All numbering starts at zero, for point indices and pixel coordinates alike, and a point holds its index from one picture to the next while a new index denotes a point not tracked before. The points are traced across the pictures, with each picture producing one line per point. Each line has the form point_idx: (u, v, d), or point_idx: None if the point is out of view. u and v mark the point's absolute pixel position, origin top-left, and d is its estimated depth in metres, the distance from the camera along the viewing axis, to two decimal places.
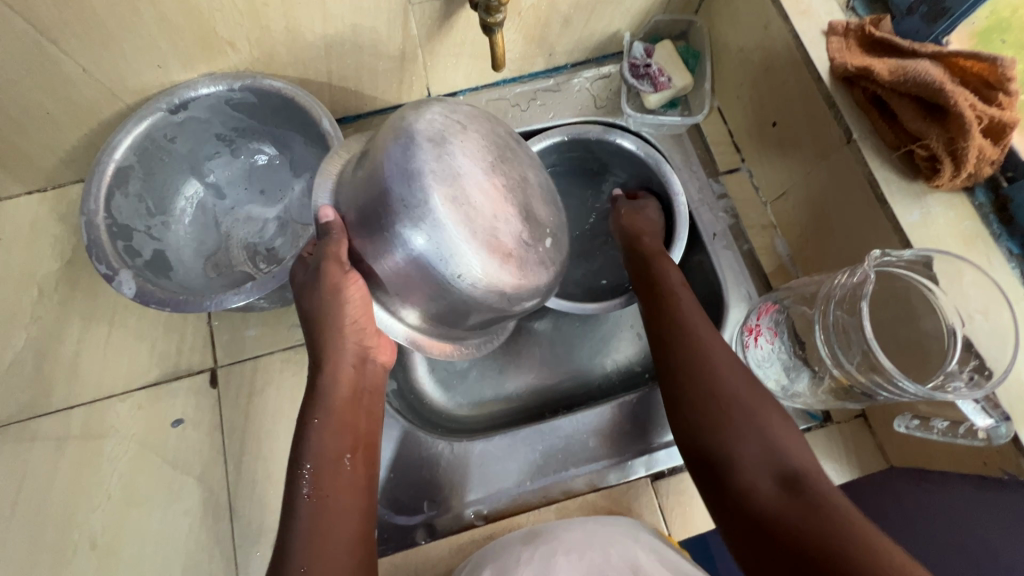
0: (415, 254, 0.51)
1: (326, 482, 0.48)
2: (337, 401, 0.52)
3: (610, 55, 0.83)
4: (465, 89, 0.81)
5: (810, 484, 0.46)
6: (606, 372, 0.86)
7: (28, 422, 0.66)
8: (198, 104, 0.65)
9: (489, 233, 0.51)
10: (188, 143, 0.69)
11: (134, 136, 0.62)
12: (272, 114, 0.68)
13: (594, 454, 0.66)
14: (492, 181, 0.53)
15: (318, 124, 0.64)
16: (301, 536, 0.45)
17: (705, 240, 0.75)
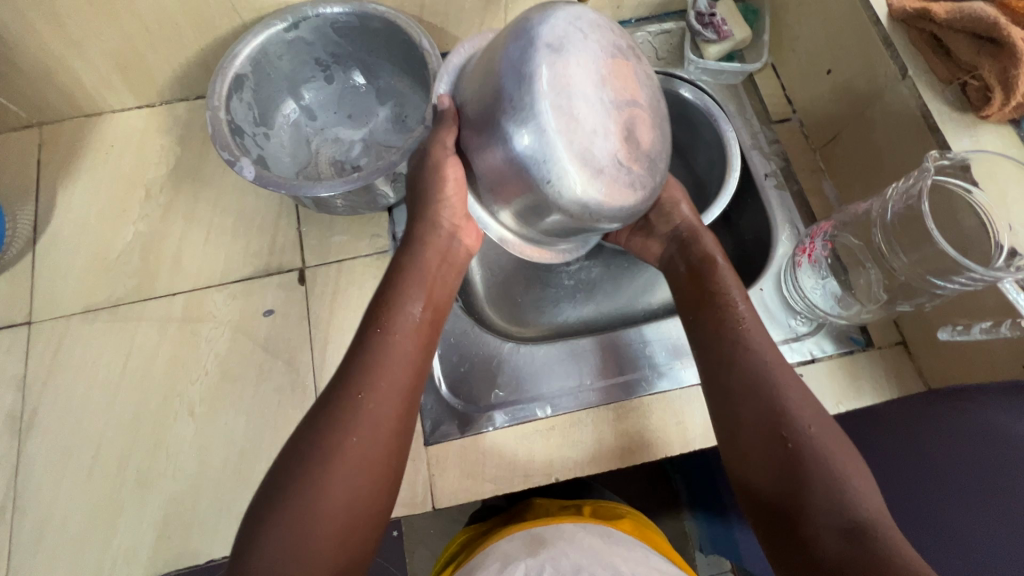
0: (534, 161, 0.53)
1: (402, 329, 0.56)
2: (423, 268, 0.60)
3: (673, 12, 0.89)
4: None
5: (837, 472, 0.48)
6: (651, 307, 0.91)
7: (135, 304, 0.73)
8: (308, 25, 0.72)
9: (612, 159, 0.54)
10: (292, 63, 0.76)
11: (252, 47, 0.69)
12: (370, 40, 0.75)
13: (651, 361, 0.71)
14: (618, 98, 0.54)
15: (416, 45, 0.70)
16: (370, 368, 0.52)
17: (756, 180, 0.80)
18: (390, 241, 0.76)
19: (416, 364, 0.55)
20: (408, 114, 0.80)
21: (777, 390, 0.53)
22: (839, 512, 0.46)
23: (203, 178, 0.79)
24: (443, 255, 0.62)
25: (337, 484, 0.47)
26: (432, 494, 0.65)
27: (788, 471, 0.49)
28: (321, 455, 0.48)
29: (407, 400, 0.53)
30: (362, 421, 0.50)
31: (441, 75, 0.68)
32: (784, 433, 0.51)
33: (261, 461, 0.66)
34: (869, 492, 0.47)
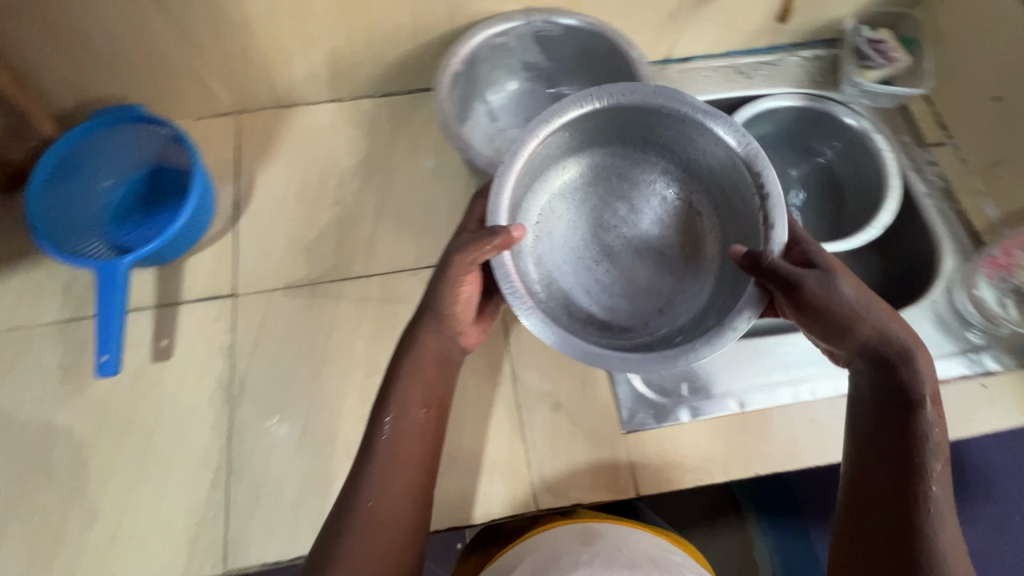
0: (693, 200, 0.69)
1: (396, 427, 0.57)
2: (418, 365, 0.59)
3: (822, 40, 0.94)
4: (698, 56, 0.93)
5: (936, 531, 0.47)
6: None
7: (333, 284, 0.76)
8: (515, 32, 0.77)
9: (680, 227, 0.70)
10: (489, 66, 0.81)
11: (468, 49, 0.75)
12: (566, 50, 0.80)
13: (838, 363, 0.73)
14: (621, 200, 0.71)
15: (622, 55, 0.74)
16: (379, 476, 0.55)
17: (918, 198, 0.84)
18: None
19: (431, 445, 0.58)
20: None
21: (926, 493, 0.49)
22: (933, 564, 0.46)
23: (391, 169, 0.83)
24: (440, 352, 0.60)
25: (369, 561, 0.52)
26: (635, 481, 0.66)
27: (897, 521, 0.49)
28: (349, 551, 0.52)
29: (425, 495, 0.57)
30: (387, 521, 0.54)
31: (650, 82, 0.72)
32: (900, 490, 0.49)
33: (465, 439, 0.68)
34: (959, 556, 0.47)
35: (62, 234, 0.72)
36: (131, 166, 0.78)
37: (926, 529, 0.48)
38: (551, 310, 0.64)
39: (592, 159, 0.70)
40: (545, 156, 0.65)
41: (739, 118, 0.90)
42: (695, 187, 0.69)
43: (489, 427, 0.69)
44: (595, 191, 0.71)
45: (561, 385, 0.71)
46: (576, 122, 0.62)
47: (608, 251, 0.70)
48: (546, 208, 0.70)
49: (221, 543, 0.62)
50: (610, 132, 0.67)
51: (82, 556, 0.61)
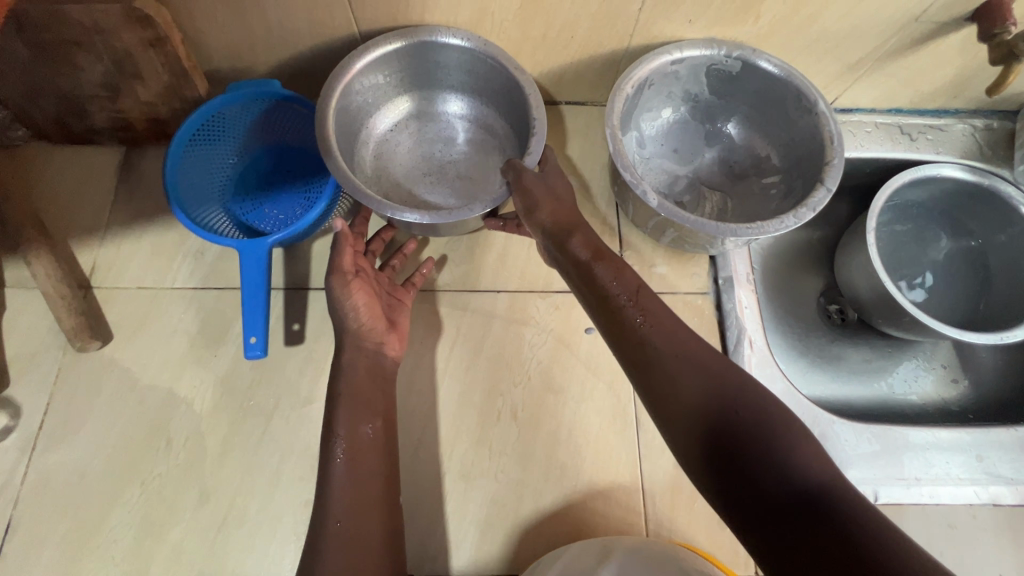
0: (449, 121, 0.80)
1: (349, 452, 0.56)
2: (356, 377, 0.60)
3: (998, 111, 0.88)
4: (860, 109, 0.87)
5: (789, 443, 0.45)
6: (914, 399, 0.88)
7: (460, 293, 0.74)
8: (692, 62, 0.73)
9: (461, 109, 0.79)
10: (653, 91, 0.77)
11: (644, 74, 0.71)
12: (738, 87, 0.76)
13: (983, 469, 0.68)
14: (420, 117, 0.79)
15: (806, 105, 0.70)
16: (343, 498, 0.54)
17: None
18: (711, 284, 0.76)
19: (389, 446, 0.58)
20: (740, 162, 0.80)
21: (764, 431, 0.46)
22: (794, 483, 0.43)
23: None
24: (371, 364, 0.61)
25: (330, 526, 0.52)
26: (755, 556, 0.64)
27: (735, 473, 0.45)
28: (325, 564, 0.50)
29: (390, 489, 0.57)
30: (358, 545, 0.51)
31: (834, 139, 0.68)
32: (728, 424, 0.47)
33: (582, 479, 0.66)
34: (822, 458, 0.45)
35: (189, 201, 0.70)
36: (259, 142, 0.77)
37: (800, 481, 0.43)
38: (377, 189, 0.75)
39: (412, 101, 0.79)
40: (370, 86, 0.73)
41: (901, 182, 0.83)
42: (473, 120, 0.79)
43: (606, 472, 0.66)
44: (417, 124, 0.79)
45: None
46: (396, 57, 0.70)
47: (387, 119, 0.78)
48: (387, 131, 0.78)
49: None
50: (415, 74, 0.75)
51: (192, 533, 0.61)
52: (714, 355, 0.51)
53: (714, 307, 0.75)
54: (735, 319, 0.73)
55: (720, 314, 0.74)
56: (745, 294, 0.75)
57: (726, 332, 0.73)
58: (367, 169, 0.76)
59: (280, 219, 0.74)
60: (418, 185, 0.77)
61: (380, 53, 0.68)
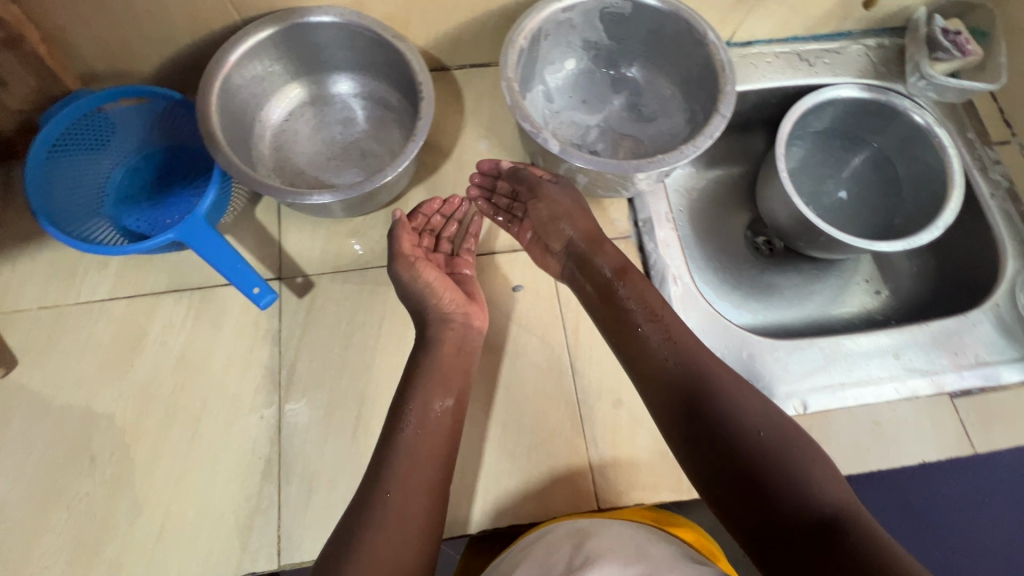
0: (347, 102, 0.77)
1: (418, 425, 0.55)
2: (437, 358, 0.59)
3: (889, 29, 0.90)
4: (760, 41, 0.89)
5: (803, 468, 0.47)
6: (841, 315, 0.93)
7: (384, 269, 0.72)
8: (584, 8, 0.72)
9: (356, 85, 0.77)
10: (550, 43, 0.76)
11: (535, 26, 0.70)
12: (632, 29, 0.76)
13: (899, 368, 0.72)
14: (315, 101, 0.77)
15: (698, 38, 0.70)
16: (404, 465, 0.52)
17: (982, 200, 0.82)
18: (633, 228, 0.77)
19: (453, 434, 0.57)
20: (648, 105, 0.81)
21: (784, 451, 0.49)
22: (802, 500, 0.45)
23: (442, 150, 0.79)
24: (459, 340, 0.61)
25: (384, 516, 0.49)
26: None
27: (746, 486, 0.48)
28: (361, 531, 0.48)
29: (443, 483, 0.54)
30: (406, 526, 0.49)
31: (727, 69, 0.69)
32: (742, 440, 0.49)
33: (525, 434, 0.66)
34: (835, 483, 0.47)
35: (62, 217, 0.66)
36: (132, 149, 0.73)
37: (811, 489, 0.46)
38: (282, 180, 0.73)
39: (304, 87, 0.76)
40: (253, 78, 0.70)
41: (804, 108, 0.86)
42: (369, 98, 0.77)
43: (549, 422, 0.67)
44: (313, 110, 0.77)
45: (622, 381, 0.69)
46: (272, 42, 0.68)
47: (281, 108, 0.76)
48: (283, 122, 0.76)
49: (275, 537, 0.60)
50: (300, 58, 0.72)
51: (128, 547, 0.59)
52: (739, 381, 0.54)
53: (638, 249, 0.76)
54: (659, 259, 0.75)
55: (644, 255, 0.75)
56: (665, 232, 0.76)
57: (651, 271, 0.74)
58: (269, 165, 0.74)
59: (167, 223, 0.70)
60: (325, 172, 0.75)
61: (254, 41, 0.66)
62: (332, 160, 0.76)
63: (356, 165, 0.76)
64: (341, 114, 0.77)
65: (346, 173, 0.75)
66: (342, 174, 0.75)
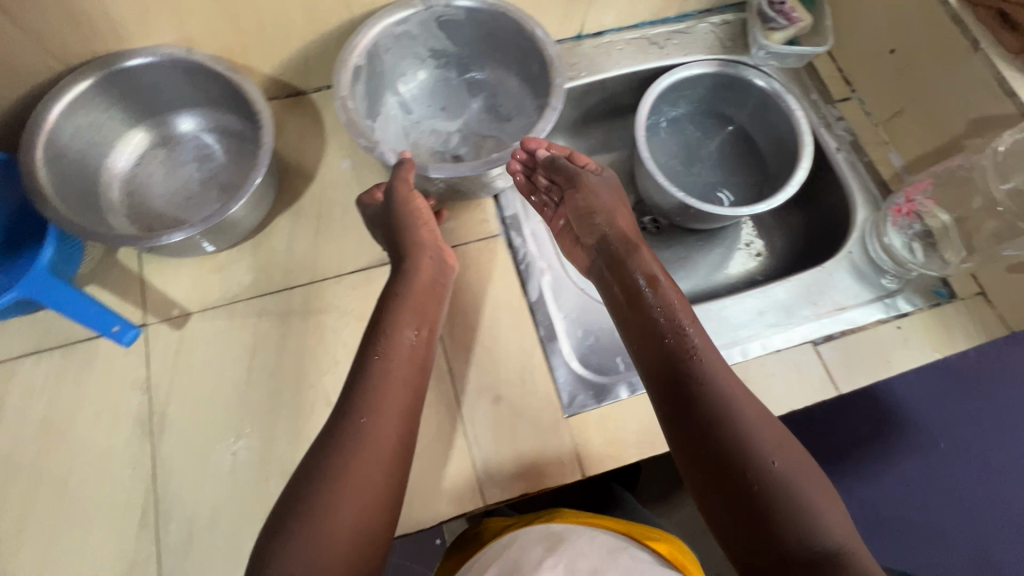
0: (197, 138, 0.77)
1: (387, 353, 0.58)
2: (415, 287, 0.64)
3: (731, 5, 0.95)
4: (611, 30, 0.92)
5: (808, 503, 0.48)
6: (729, 279, 0.96)
7: (252, 300, 0.72)
8: (416, 19, 0.74)
9: (202, 119, 0.77)
10: (394, 57, 0.77)
11: (367, 44, 0.71)
12: (471, 34, 0.78)
13: (762, 324, 0.76)
14: (164, 142, 0.76)
15: (526, 34, 0.73)
16: (375, 389, 0.55)
17: (830, 155, 0.87)
18: (500, 225, 0.78)
19: (422, 367, 0.60)
20: (504, 105, 0.83)
21: (787, 475, 0.50)
22: (808, 539, 0.46)
23: (304, 173, 0.79)
24: (434, 271, 0.66)
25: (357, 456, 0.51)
26: (581, 462, 0.66)
27: (753, 514, 0.49)
28: (331, 459, 0.50)
29: (411, 420, 0.56)
30: (370, 448, 0.52)
31: (557, 61, 0.71)
32: (747, 455, 0.51)
33: None
34: (839, 520, 0.48)
35: None
36: None
37: (817, 519, 0.47)
38: (139, 227, 0.72)
39: (148, 130, 0.75)
40: (88, 127, 0.69)
41: (658, 91, 0.90)
42: (221, 131, 0.77)
43: (430, 429, 0.67)
44: (164, 151, 0.76)
45: (499, 377, 0.70)
46: (95, 91, 0.67)
47: (128, 155, 0.75)
48: (133, 169, 0.75)
49: None
50: (134, 102, 0.72)
51: None
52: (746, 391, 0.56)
53: (507, 247, 0.76)
54: (527, 253, 0.76)
55: (512, 251, 0.76)
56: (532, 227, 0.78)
57: (521, 266, 0.75)
58: (125, 213, 0.73)
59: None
60: (185, 209, 0.74)
61: (73, 92, 0.65)
62: (191, 197, 0.75)
63: (217, 197, 0.75)
64: (194, 150, 0.76)
65: (207, 206, 0.74)
66: (203, 208, 0.74)
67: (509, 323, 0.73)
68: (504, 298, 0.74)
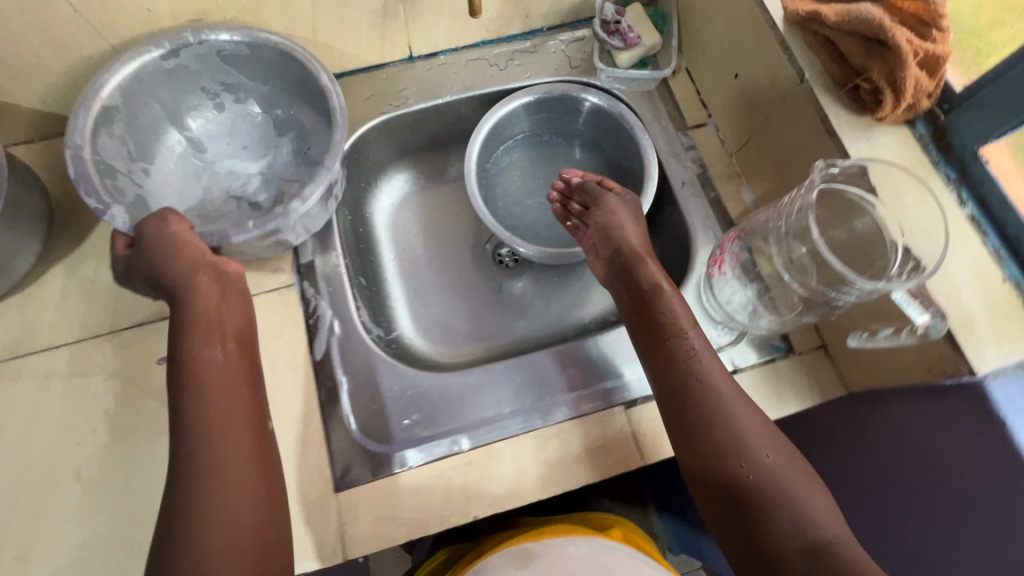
0: None
1: (186, 379, 0.54)
2: (202, 310, 0.58)
3: (583, 20, 0.87)
4: (445, 50, 0.84)
5: (801, 507, 0.53)
6: (583, 323, 0.87)
7: (13, 361, 0.67)
8: (189, 53, 0.67)
9: None
10: (171, 90, 0.71)
11: (121, 82, 0.65)
12: (267, 71, 0.72)
13: (570, 384, 0.69)
14: None
15: (316, 79, 0.68)
16: (197, 417, 0.52)
17: (674, 188, 0.79)
18: (296, 275, 0.73)
19: (246, 372, 0.58)
20: (310, 147, 0.76)
21: (773, 477, 0.55)
22: (800, 535, 0.52)
23: (88, 218, 0.74)
24: (218, 280, 0.60)
25: (213, 479, 0.50)
26: (344, 544, 0.61)
27: (735, 510, 0.55)
28: (193, 477, 0.50)
29: (257, 419, 0.56)
30: (217, 467, 0.51)
31: (344, 113, 0.67)
32: (739, 454, 0.55)
33: None
34: (829, 513, 0.53)
35: None
36: None
37: (798, 514, 0.52)
38: None
39: None
40: None
41: (482, 140, 0.81)
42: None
43: None
44: None
45: None
46: None
47: None
48: None
49: None
50: None
51: None
52: (732, 388, 0.59)
53: (300, 297, 0.72)
54: (323, 306, 0.72)
55: (305, 303, 0.72)
56: (331, 279, 0.73)
57: (314, 321, 0.71)
58: None
59: None
60: None
61: None
62: None
63: None
64: None
65: None
66: None
67: (288, 386, 0.67)
68: (286, 357, 0.68)
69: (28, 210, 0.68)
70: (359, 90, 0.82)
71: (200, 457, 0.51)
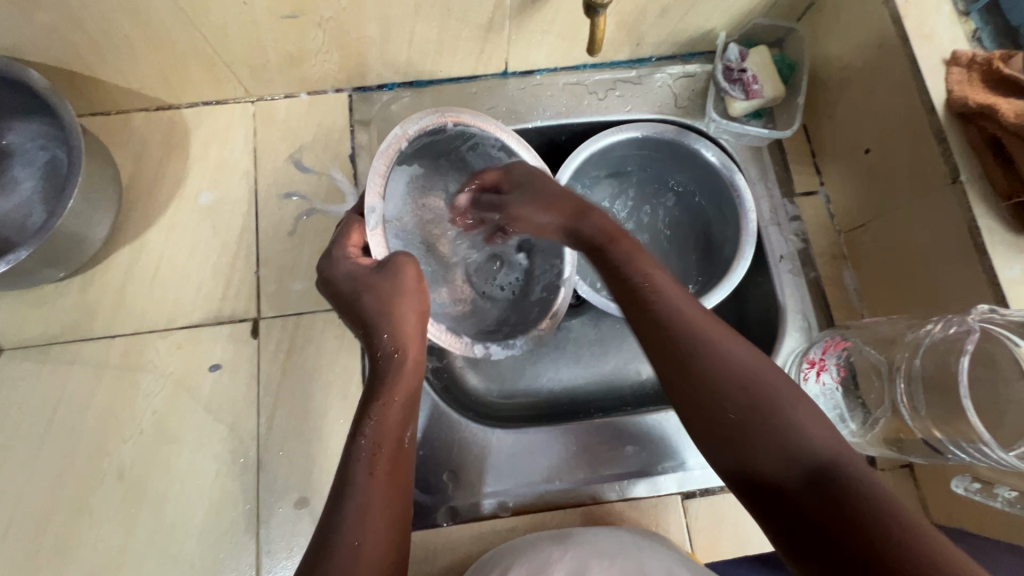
0: (16, 141, 0.69)
1: (383, 397, 0.47)
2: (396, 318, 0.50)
3: (699, 53, 0.78)
4: (543, 69, 0.77)
5: (782, 416, 0.38)
6: (639, 380, 0.79)
7: (68, 345, 0.66)
8: (466, 144, 0.63)
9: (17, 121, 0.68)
10: (423, 146, 0.60)
11: (409, 135, 0.56)
12: (455, 152, 0.64)
13: (627, 465, 0.65)
14: None
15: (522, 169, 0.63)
16: (366, 445, 0.44)
17: (770, 261, 0.72)
18: None
19: (415, 392, 0.49)
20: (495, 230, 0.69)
21: (714, 344, 0.42)
22: (786, 450, 0.37)
23: (157, 204, 0.71)
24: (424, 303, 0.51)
25: (370, 518, 0.41)
26: None
27: (728, 436, 0.39)
28: (348, 519, 0.40)
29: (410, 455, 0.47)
30: (375, 508, 0.42)
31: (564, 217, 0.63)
32: (688, 350, 0.42)
33: (194, 534, 0.61)
34: (825, 425, 0.38)
35: None
36: None
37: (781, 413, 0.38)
38: None
39: None
40: None
41: (568, 179, 0.72)
42: (61, 141, 0.70)
43: (223, 523, 0.62)
44: None
45: (310, 478, 0.63)
46: None
47: None
48: None
49: None
50: None
51: None
52: (683, 294, 0.45)
53: None
54: None
55: None
56: None
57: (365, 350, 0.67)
58: None
59: None
60: (12, 224, 0.68)
61: None
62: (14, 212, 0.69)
63: (43, 210, 0.69)
64: (17, 157, 0.69)
65: (34, 221, 0.69)
66: (30, 225, 0.69)
67: (337, 416, 0.65)
68: (338, 385, 0.66)
69: (99, 193, 0.66)
70: (446, 101, 0.76)
71: (356, 492, 0.42)
